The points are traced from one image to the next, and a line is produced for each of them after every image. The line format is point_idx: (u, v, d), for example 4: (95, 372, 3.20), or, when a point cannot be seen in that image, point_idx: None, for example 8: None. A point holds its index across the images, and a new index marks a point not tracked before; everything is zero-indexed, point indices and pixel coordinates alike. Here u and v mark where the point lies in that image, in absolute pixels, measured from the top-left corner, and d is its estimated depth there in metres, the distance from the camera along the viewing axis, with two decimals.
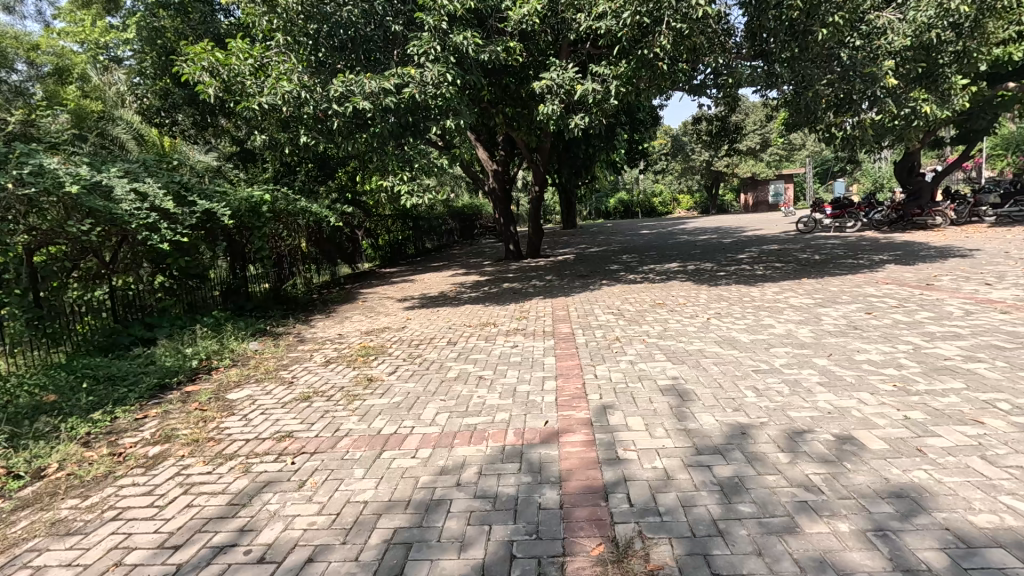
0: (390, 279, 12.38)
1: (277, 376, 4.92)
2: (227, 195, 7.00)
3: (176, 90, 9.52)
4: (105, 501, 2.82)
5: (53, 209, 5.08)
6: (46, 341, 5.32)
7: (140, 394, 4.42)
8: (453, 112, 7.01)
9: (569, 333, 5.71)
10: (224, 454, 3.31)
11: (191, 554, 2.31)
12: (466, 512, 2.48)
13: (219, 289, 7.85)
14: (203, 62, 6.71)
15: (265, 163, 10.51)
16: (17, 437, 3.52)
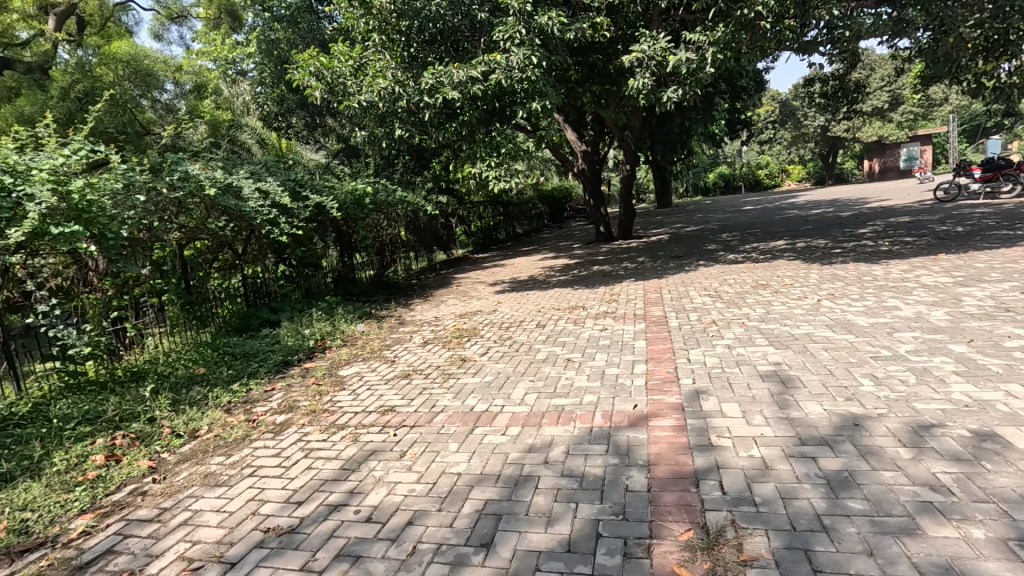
0: (482, 264, 12.77)
1: (381, 356, 5.33)
2: (335, 190, 7.73)
3: (290, 96, 10.53)
4: (244, 459, 3.28)
5: (197, 209, 5.89)
6: (194, 322, 6.07)
7: (269, 368, 5.05)
8: (539, 95, 6.95)
9: (661, 317, 5.53)
10: (337, 424, 3.68)
11: (311, 509, 2.62)
12: (553, 489, 2.54)
13: (331, 276, 8.69)
14: (310, 68, 7.31)
15: (368, 158, 11.25)
16: (178, 403, 4.19)
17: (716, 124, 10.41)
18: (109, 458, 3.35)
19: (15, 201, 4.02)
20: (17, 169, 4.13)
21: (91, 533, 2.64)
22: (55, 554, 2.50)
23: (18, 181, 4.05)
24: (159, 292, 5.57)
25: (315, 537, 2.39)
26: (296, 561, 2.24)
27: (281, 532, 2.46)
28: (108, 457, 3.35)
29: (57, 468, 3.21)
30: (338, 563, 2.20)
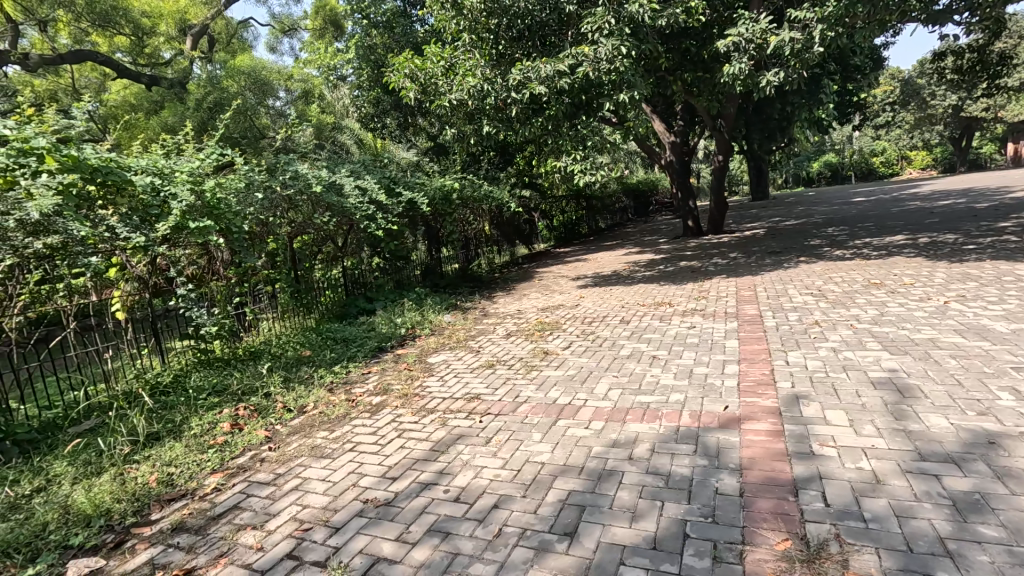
0: (565, 258, 12.74)
1: (466, 346, 5.53)
2: (424, 186, 8.16)
3: (385, 98, 11.14)
4: (345, 435, 3.58)
5: (305, 206, 6.49)
6: (302, 308, 6.62)
7: (365, 353, 5.43)
8: (627, 85, 6.76)
9: (756, 315, 5.21)
10: (427, 408, 3.89)
11: (404, 486, 2.80)
12: (637, 486, 2.51)
13: (420, 269, 9.09)
14: (406, 70, 7.74)
15: (455, 155, 11.64)
16: (289, 380, 4.65)
17: (823, 108, 9.54)
18: (233, 426, 3.80)
19: (162, 200, 4.66)
20: (164, 172, 4.79)
21: (221, 490, 3.02)
22: (194, 504, 2.89)
23: (164, 183, 4.68)
24: (272, 281, 6.10)
25: (408, 512, 2.55)
26: (392, 532, 2.41)
27: (378, 504, 2.65)
28: (233, 425, 3.80)
29: (193, 432, 3.70)
30: (430, 537, 2.34)
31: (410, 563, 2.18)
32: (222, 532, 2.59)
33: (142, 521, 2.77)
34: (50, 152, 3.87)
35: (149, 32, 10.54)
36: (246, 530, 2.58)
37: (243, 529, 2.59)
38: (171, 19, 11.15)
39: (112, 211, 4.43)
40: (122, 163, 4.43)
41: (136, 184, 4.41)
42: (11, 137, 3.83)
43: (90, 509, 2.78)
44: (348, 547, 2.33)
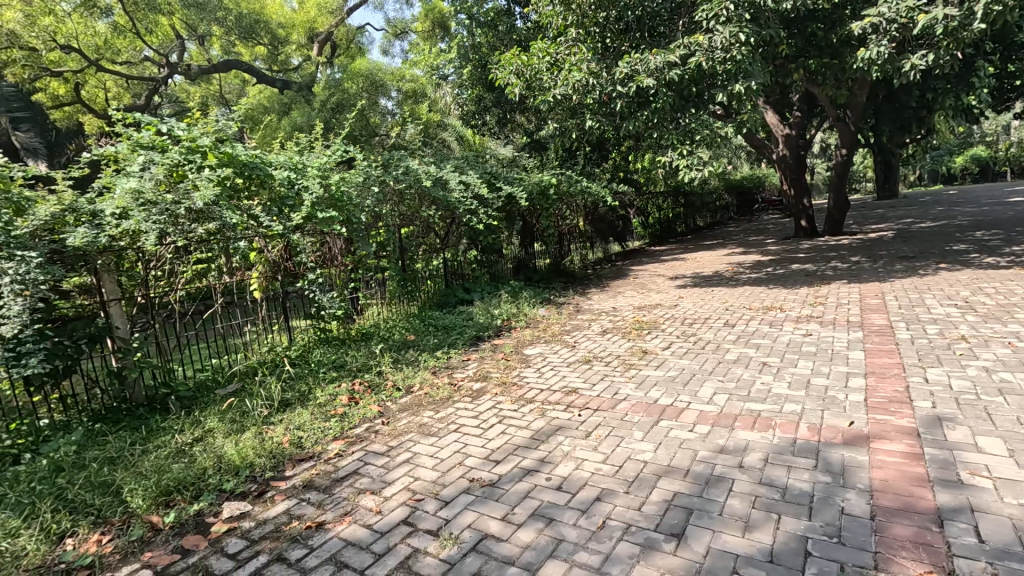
0: (661, 257, 12.32)
1: (562, 340, 5.57)
2: (523, 181, 8.37)
3: (487, 95, 11.44)
4: (449, 416, 3.78)
5: (413, 199, 6.90)
6: (408, 295, 7.04)
7: (465, 340, 5.68)
8: (743, 74, 6.38)
9: (885, 326, 4.71)
10: (526, 397, 3.99)
11: (507, 469, 2.91)
12: (750, 495, 2.40)
13: (514, 263, 9.27)
14: (512, 67, 7.94)
15: (552, 151, 11.68)
16: (397, 361, 5.00)
17: (975, 94, 8.33)
18: (350, 400, 4.15)
19: (296, 193, 5.20)
20: (298, 166, 5.33)
21: (342, 456, 3.33)
22: (320, 466, 3.21)
23: (298, 176, 5.20)
24: (382, 269, 6.55)
25: (512, 494, 2.65)
26: (498, 511, 2.52)
27: (484, 484, 2.77)
28: (350, 399, 4.16)
29: (318, 401, 4.11)
30: (535, 521, 2.41)
31: (517, 543, 2.27)
32: (345, 493, 2.86)
33: (279, 476, 3.13)
34: (211, 150, 4.55)
35: (283, 41, 11.70)
36: (366, 494, 2.82)
37: (363, 493, 2.83)
38: (302, 28, 12.13)
39: (257, 202, 4.97)
40: (266, 159, 5.01)
41: (276, 178, 4.95)
42: (182, 138, 4.52)
43: (238, 461, 3.18)
44: (457, 521, 2.48)
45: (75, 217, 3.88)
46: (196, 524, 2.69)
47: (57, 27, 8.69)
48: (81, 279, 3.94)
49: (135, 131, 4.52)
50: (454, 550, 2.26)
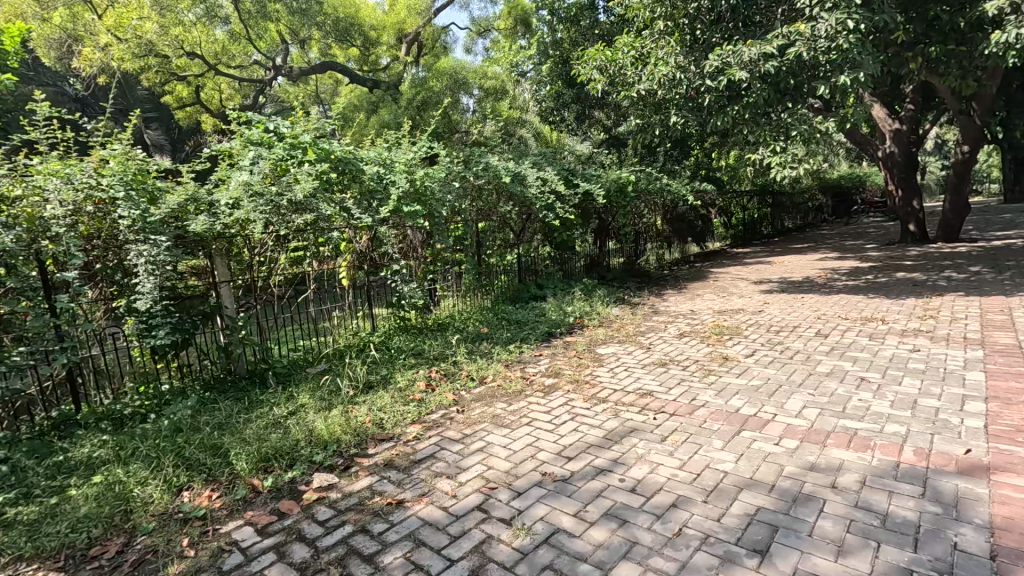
0: (744, 259, 11.68)
1: (636, 341, 5.45)
2: (601, 177, 8.26)
3: (566, 91, 11.37)
4: (522, 409, 3.84)
5: (492, 194, 7.03)
6: (483, 289, 7.19)
7: (537, 336, 5.72)
8: (850, 65, 5.88)
9: (1011, 346, 4.18)
10: (599, 396, 3.95)
11: (580, 467, 2.90)
12: (844, 518, 2.23)
13: (587, 260, 9.17)
14: (596, 62, 7.85)
15: (631, 147, 11.41)
16: (472, 352, 5.14)
17: None
18: (427, 387, 4.33)
19: (384, 186, 5.45)
20: (387, 162, 5.63)
21: (420, 439, 3.48)
22: (399, 447, 3.38)
23: (386, 171, 5.49)
24: (459, 262, 6.73)
25: (585, 492, 2.64)
26: (570, 507, 2.52)
27: (556, 479, 2.79)
28: (427, 385, 4.34)
29: (398, 385, 4.32)
30: (608, 521, 2.39)
31: (589, 541, 2.27)
32: (422, 475, 2.99)
33: (362, 453, 3.33)
34: (311, 146, 4.91)
35: (374, 43, 12.29)
36: (442, 477, 2.93)
37: (439, 476, 2.95)
38: (392, 30, 12.67)
39: (349, 195, 5.28)
40: (358, 155, 5.33)
41: (366, 173, 5.26)
42: (286, 134, 4.88)
43: (327, 436, 3.42)
44: (530, 512, 2.51)
45: (196, 206, 4.33)
46: (291, 490, 2.93)
47: (184, 35, 9.74)
48: (199, 261, 4.39)
49: (246, 128, 4.95)
50: (527, 541, 2.30)
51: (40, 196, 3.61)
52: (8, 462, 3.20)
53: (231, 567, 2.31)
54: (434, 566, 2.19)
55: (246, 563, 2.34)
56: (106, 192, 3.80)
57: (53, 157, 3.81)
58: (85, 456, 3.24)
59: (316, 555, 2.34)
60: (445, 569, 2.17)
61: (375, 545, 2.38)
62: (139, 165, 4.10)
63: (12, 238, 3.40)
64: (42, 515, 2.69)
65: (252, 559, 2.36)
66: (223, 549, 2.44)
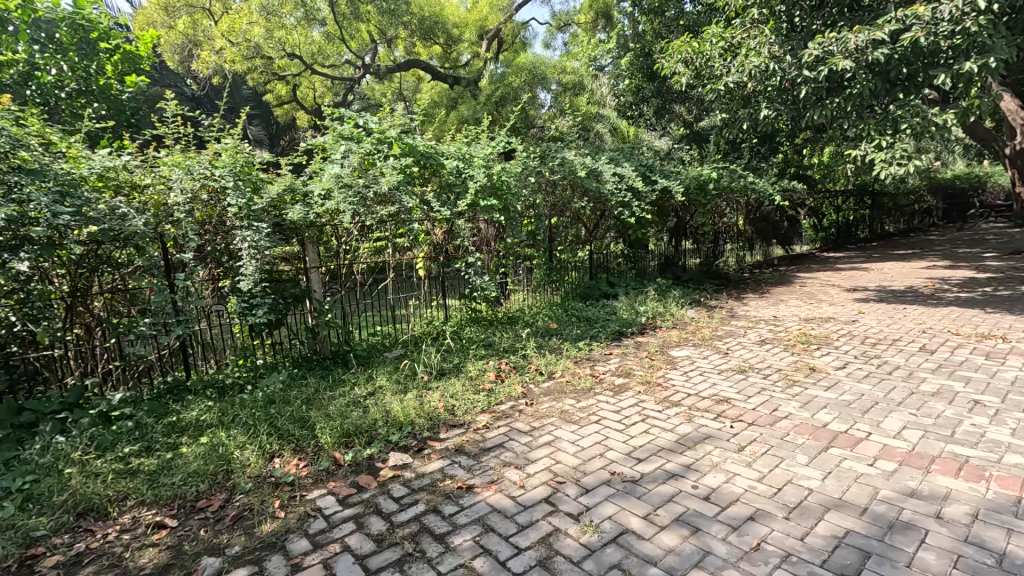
0: (835, 265, 10.81)
1: (712, 345, 5.23)
2: (681, 174, 7.97)
3: (647, 85, 11.05)
4: (591, 406, 3.81)
5: (566, 190, 6.99)
6: (553, 285, 7.18)
7: (607, 335, 5.64)
8: (977, 50, 5.30)
9: None
10: (672, 399, 3.84)
11: (650, 469, 2.84)
12: (949, 552, 2.03)
13: (661, 260, 8.90)
14: (681, 55, 7.55)
15: (714, 143, 10.90)
16: (541, 347, 5.16)
17: None
18: (496, 377, 4.42)
19: (463, 180, 5.59)
20: (466, 157, 5.77)
21: (489, 428, 3.56)
22: (469, 434, 3.48)
23: (465, 166, 5.63)
24: (531, 257, 6.77)
25: (655, 495, 2.58)
26: (640, 509, 2.48)
27: (625, 479, 2.75)
28: (497, 376, 4.43)
29: (469, 374, 4.44)
30: (679, 526, 2.33)
31: (660, 545, 2.22)
32: (491, 463, 3.05)
33: (434, 436, 3.46)
34: (396, 140, 5.14)
35: (456, 40, 12.56)
36: (510, 467, 2.98)
37: (507, 466, 3.00)
38: (474, 27, 12.88)
39: (430, 188, 5.48)
40: (439, 150, 5.51)
41: (446, 167, 5.42)
42: (374, 130, 5.13)
43: (402, 418, 3.58)
44: (599, 510, 2.50)
45: (292, 196, 4.66)
46: (369, 466, 3.11)
47: (286, 37, 10.49)
48: (293, 248, 4.73)
49: (339, 124, 5.26)
50: (595, 538, 2.29)
51: (165, 185, 4.07)
52: (132, 419, 3.64)
53: (316, 532, 2.50)
54: (502, 552, 2.24)
55: (329, 529, 2.51)
56: (218, 182, 4.20)
57: (176, 150, 4.26)
58: (193, 418, 3.61)
59: (391, 529, 2.47)
60: (513, 556, 2.21)
61: (446, 525, 2.47)
62: (246, 158, 4.48)
63: (143, 221, 3.88)
64: (159, 467, 3.04)
65: (334, 526, 2.53)
66: (309, 514, 2.64)
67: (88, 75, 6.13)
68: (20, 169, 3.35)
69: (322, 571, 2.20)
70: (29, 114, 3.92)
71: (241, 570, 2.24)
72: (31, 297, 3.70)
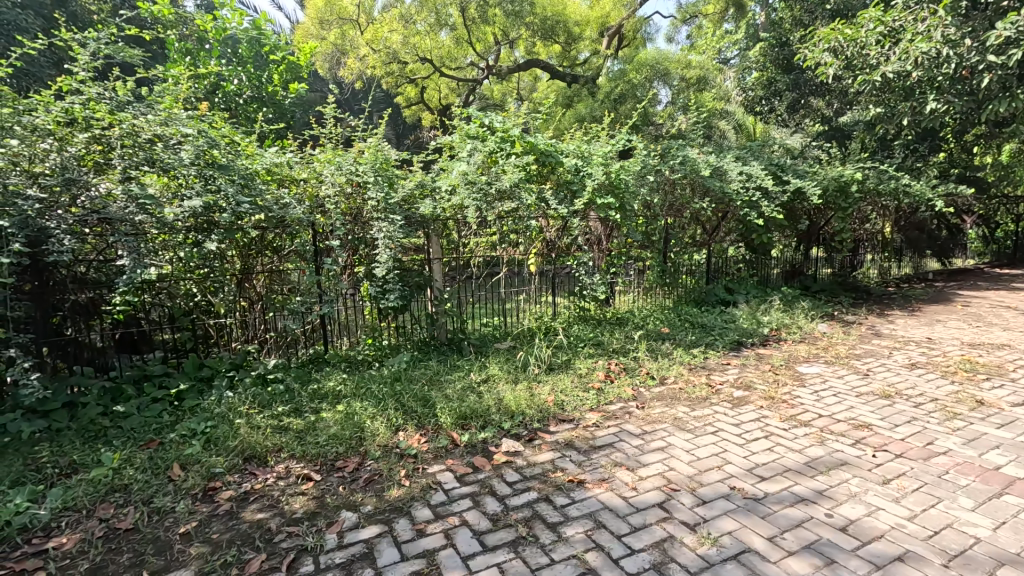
0: (1010, 283, 9.17)
1: (848, 364, 4.72)
2: (817, 175, 7.27)
3: (780, 77, 10.15)
4: (708, 416, 3.64)
5: (686, 190, 6.70)
6: (666, 288, 6.93)
7: (725, 343, 5.33)
8: None
9: None
10: (800, 419, 3.53)
11: (775, 489, 2.65)
12: None
13: (787, 268, 8.17)
14: (827, 44, 6.74)
15: (858, 140, 9.75)
16: (653, 351, 5.02)
17: None
18: (606, 377, 4.38)
19: (580, 178, 5.58)
20: (584, 155, 5.76)
21: (599, 427, 3.55)
22: (579, 430, 3.50)
23: (584, 164, 5.61)
24: (643, 259, 6.59)
25: (782, 518, 2.41)
26: (764, 529, 2.34)
27: (746, 495, 2.61)
28: (606, 376, 4.39)
29: (578, 371, 4.46)
30: (810, 554, 2.16)
31: (786, 569, 2.08)
32: (602, 462, 3.05)
33: (544, 428, 3.54)
34: (519, 139, 5.29)
35: (576, 38, 12.44)
36: (622, 467, 2.96)
37: (618, 466, 2.99)
38: (595, 24, 12.68)
39: (547, 186, 5.57)
40: (559, 148, 5.58)
41: (565, 165, 5.47)
42: (499, 129, 5.34)
43: (514, 407, 3.69)
44: (717, 523, 2.40)
45: (422, 191, 5.03)
46: (483, 449, 3.27)
47: (420, 43, 11.44)
48: (419, 239, 5.06)
49: (465, 123, 5.54)
50: (714, 551, 2.20)
51: (317, 179, 4.64)
52: (283, 382, 4.18)
53: (437, 503, 2.69)
54: (615, 550, 2.25)
55: (448, 502, 2.69)
56: (361, 177, 4.67)
57: (328, 147, 4.81)
58: (332, 388, 4.04)
59: (506, 511, 2.58)
60: (626, 556, 2.20)
61: (558, 515, 2.52)
62: (385, 156, 4.90)
63: (301, 210, 4.42)
64: (305, 427, 3.45)
65: (453, 501, 2.70)
66: (431, 486, 2.84)
67: (261, 84, 7.19)
68: (213, 164, 4.02)
69: (444, 540, 2.37)
70: (220, 119, 4.63)
71: (374, 528, 2.49)
72: (213, 272, 4.34)
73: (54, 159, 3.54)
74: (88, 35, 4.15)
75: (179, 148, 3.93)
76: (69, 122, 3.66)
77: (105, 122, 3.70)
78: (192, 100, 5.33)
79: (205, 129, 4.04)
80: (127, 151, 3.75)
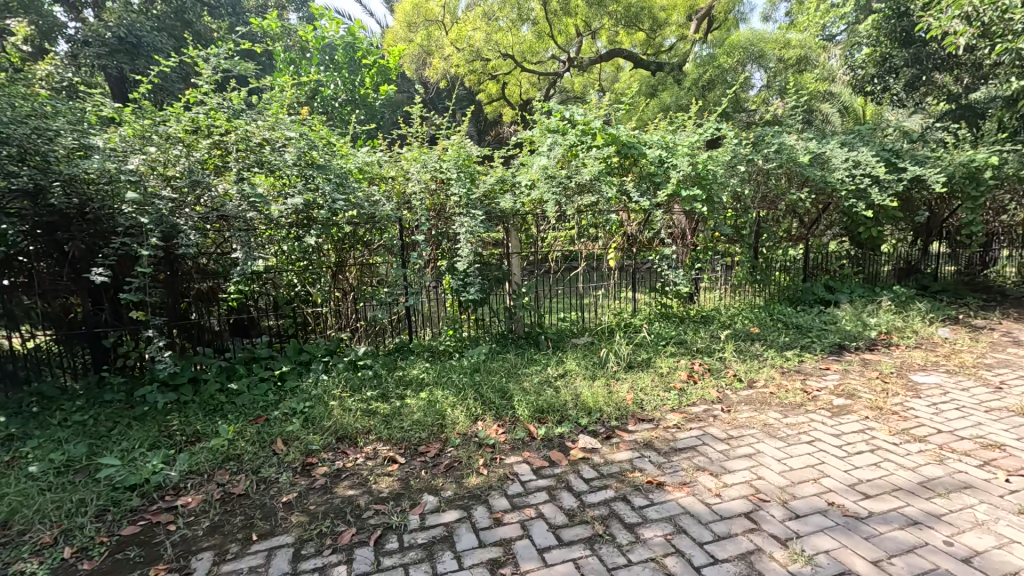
0: None
1: (976, 375, 4.15)
2: (941, 161, 6.47)
3: (897, 52, 9.06)
4: (803, 424, 3.38)
5: (781, 180, 6.24)
6: (756, 286, 6.48)
7: (823, 346, 4.91)
8: None
9: None
10: (914, 433, 3.17)
11: (881, 509, 2.41)
12: None
13: (901, 265, 7.35)
14: (957, 10, 5.94)
15: (994, 119, 8.49)
16: (741, 351, 4.74)
17: None
18: (688, 377, 4.20)
19: (665, 169, 5.36)
20: (669, 145, 5.52)
21: (680, 428, 3.42)
22: (659, 431, 3.39)
23: (668, 155, 5.36)
24: (731, 254, 6.22)
25: (889, 541, 2.19)
26: (867, 551, 2.13)
27: (846, 513, 2.39)
28: (689, 376, 4.20)
29: (659, 370, 4.31)
30: None
31: None
32: (683, 464, 2.94)
33: (622, 427, 3.46)
34: (600, 131, 5.19)
35: (662, 24, 11.83)
36: (704, 472, 2.83)
37: (701, 470, 2.86)
38: (683, 8, 11.97)
39: (629, 178, 5.43)
40: (642, 139, 5.40)
41: (648, 156, 5.26)
42: (580, 122, 5.28)
43: (591, 403, 3.65)
44: (811, 540, 2.22)
45: (502, 186, 5.14)
46: (560, 444, 3.26)
47: (502, 39, 11.50)
48: (498, 234, 5.10)
49: (545, 117, 5.53)
50: (807, 570, 2.05)
51: (404, 176, 4.88)
52: (371, 368, 4.44)
53: (513, 494, 2.73)
54: (695, 557, 2.16)
55: (524, 494, 2.72)
56: (445, 174, 4.85)
57: (414, 146, 5.03)
58: (416, 376, 4.24)
59: (582, 507, 2.57)
60: (708, 565, 2.11)
61: (635, 517, 2.47)
62: (467, 152, 5.04)
63: (389, 206, 4.64)
64: (391, 412, 3.65)
65: (529, 493, 2.74)
66: (508, 477, 2.90)
67: (355, 88, 7.69)
68: (313, 164, 4.36)
69: (520, 530, 2.41)
70: (318, 122, 4.99)
71: (453, 512, 2.59)
72: (311, 265, 4.71)
73: (183, 163, 4.00)
74: (211, 52, 4.65)
75: (284, 150, 4.31)
76: (195, 130, 4.12)
77: (223, 129, 4.14)
78: (296, 107, 5.80)
79: (306, 132, 4.38)
80: (241, 155, 4.19)
